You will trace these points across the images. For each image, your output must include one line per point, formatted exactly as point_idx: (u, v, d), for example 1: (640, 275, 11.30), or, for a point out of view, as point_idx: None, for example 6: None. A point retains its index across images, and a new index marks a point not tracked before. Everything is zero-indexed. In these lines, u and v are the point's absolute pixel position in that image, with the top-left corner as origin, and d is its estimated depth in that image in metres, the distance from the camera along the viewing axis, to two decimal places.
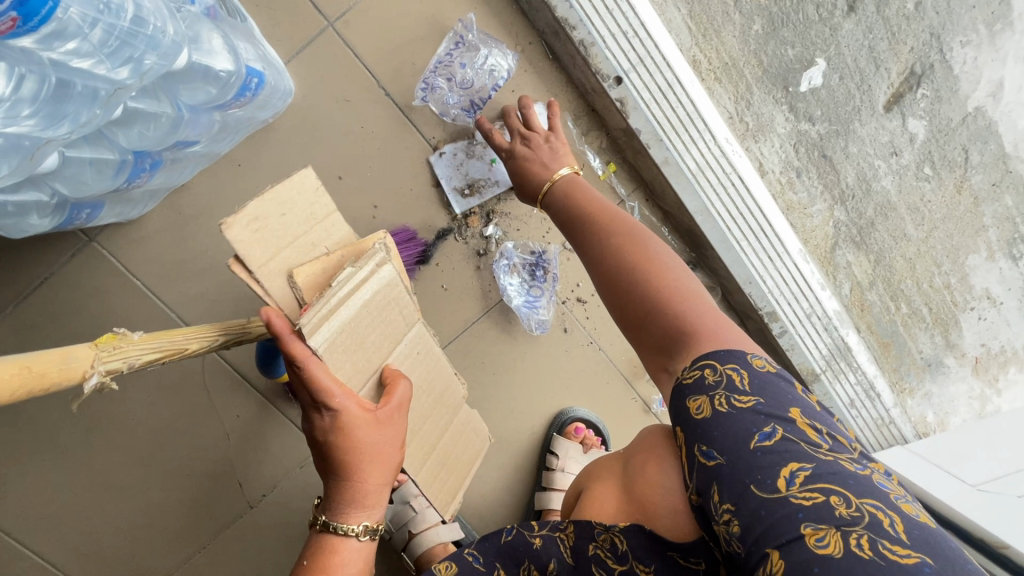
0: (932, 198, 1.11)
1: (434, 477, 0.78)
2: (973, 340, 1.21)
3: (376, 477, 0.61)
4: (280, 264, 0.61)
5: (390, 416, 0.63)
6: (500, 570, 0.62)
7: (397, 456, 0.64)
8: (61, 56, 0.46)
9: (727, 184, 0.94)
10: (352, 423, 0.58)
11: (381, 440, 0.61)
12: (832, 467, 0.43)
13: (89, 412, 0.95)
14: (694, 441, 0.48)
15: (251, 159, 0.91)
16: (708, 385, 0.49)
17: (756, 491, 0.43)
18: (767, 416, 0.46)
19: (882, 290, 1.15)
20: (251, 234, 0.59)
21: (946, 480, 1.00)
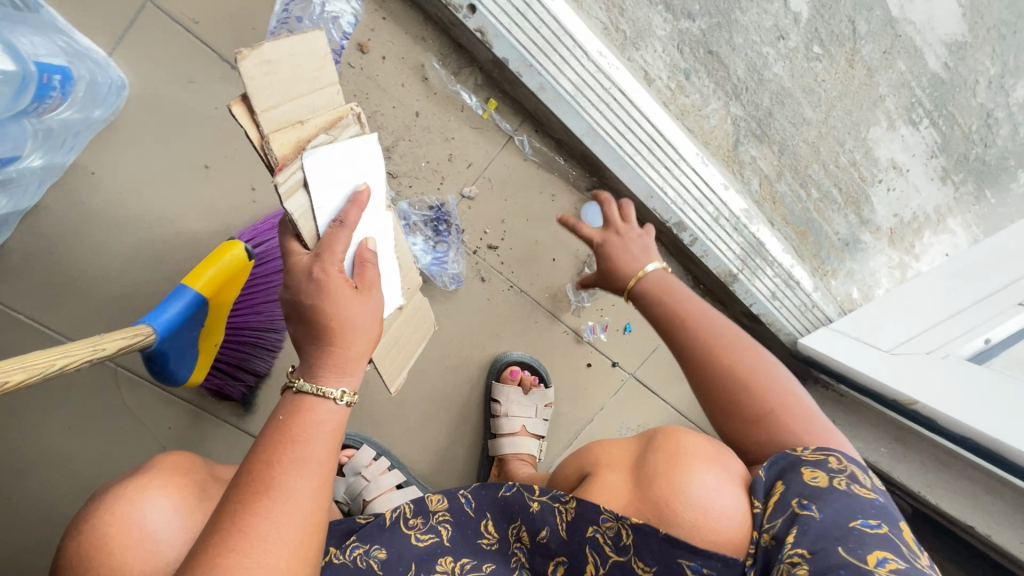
0: (826, 77, 1.10)
1: (386, 355, 0.79)
2: (885, 212, 1.24)
3: (358, 344, 0.57)
4: (280, 114, 0.56)
5: (369, 292, 0.60)
6: (489, 519, 0.69)
7: (378, 331, 0.60)
8: None
9: (609, 100, 0.92)
10: (337, 295, 0.56)
11: (364, 313, 0.57)
12: (926, 573, 0.44)
13: (14, 453, 0.93)
14: (796, 493, 0.50)
15: (105, 164, 0.85)
16: (831, 467, 0.51)
17: (842, 552, 0.45)
18: (877, 513, 0.48)
19: (790, 180, 1.15)
20: (263, 76, 0.54)
21: (864, 351, 1.05)
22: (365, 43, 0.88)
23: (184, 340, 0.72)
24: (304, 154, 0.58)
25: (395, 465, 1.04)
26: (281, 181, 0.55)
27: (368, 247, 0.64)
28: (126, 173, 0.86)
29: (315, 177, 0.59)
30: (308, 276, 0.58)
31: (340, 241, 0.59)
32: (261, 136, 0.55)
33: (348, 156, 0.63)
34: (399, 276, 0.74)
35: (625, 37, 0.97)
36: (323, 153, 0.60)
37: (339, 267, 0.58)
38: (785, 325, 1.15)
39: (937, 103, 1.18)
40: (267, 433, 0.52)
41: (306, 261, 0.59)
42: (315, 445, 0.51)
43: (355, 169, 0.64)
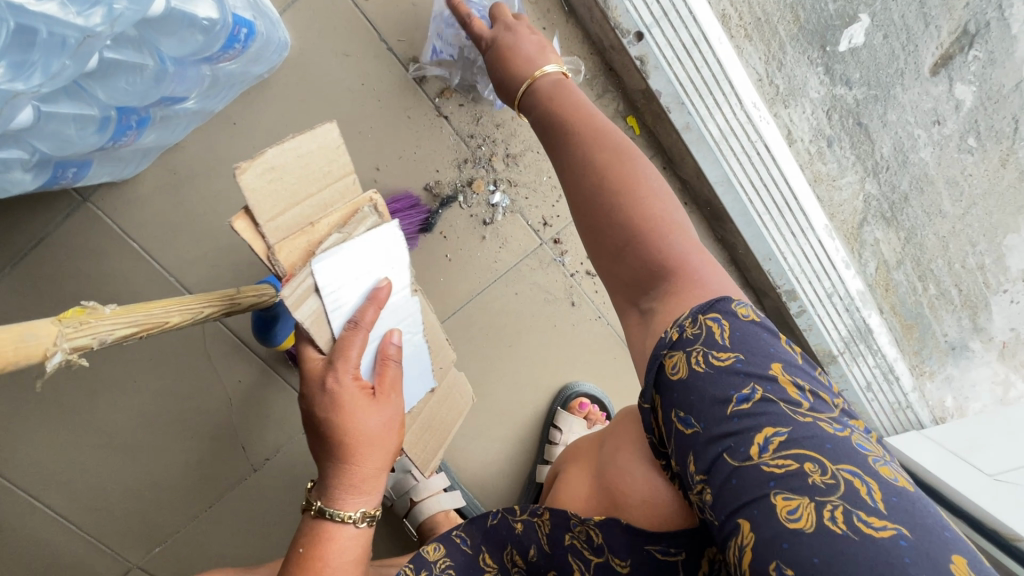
0: (974, 172, 1.03)
1: (417, 440, 0.78)
2: (1002, 324, 1.16)
3: (372, 460, 0.59)
4: (290, 220, 0.60)
5: (387, 396, 0.62)
6: (485, 555, 0.61)
7: (395, 438, 0.62)
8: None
9: (752, 153, 0.88)
10: (350, 404, 0.58)
11: (379, 423, 0.59)
12: (810, 429, 0.38)
13: (94, 374, 0.95)
14: (671, 405, 0.42)
15: (248, 118, 0.87)
16: (686, 339, 0.42)
17: (728, 458, 0.39)
18: (746, 376, 0.40)
19: (910, 270, 1.08)
20: (265, 182, 0.58)
21: (962, 469, 0.96)
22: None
23: (295, 306, 0.73)
24: (312, 261, 0.60)
25: (443, 470, 1.02)
26: (287, 292, 0.59)
27: (392, 342, 0.66)
28: (265, 132, 0.88)
29: (324, 281, 0.61)
30: (322, 385, 0.59)
31: (355, 346, 0.60)
32: (268, 248, 0.59)
33: (364, 253, 0.64)
34: (426, 358, 0.75)
35: (778, 91, 0.93)
36: (333, 258, 0.62)
37: (353, 373, 0.60)
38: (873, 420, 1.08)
39: None
40: (296, 565, 0.55)
41: (320, 368, 0.60)
42: (341, 573, 0.56)
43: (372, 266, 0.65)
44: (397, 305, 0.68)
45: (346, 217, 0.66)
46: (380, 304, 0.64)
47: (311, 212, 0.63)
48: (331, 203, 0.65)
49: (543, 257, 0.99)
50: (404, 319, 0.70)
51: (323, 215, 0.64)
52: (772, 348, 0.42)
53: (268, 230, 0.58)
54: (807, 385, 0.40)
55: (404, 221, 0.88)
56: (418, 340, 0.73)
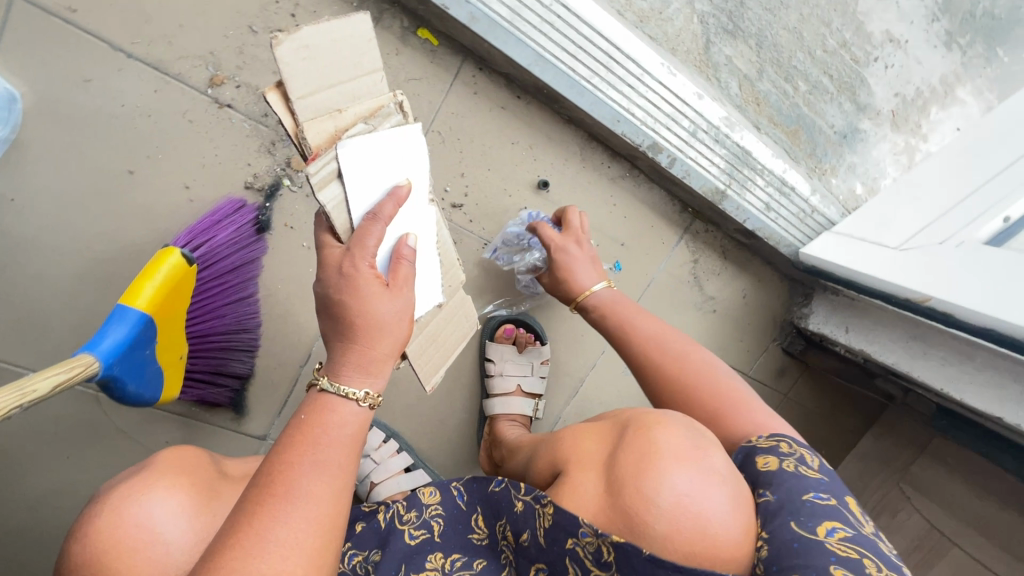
0: None
1: (422, 353, 0.70)
2: (885, 93, 1.12)
3: (383, 345, 0.55)
4: (319, 104, 0.55)
5: (400, 288, 0.57)
6: (478, 513, 0.67)
7: (406, 333, 0.57)
8: None
9: (552, 19, 0.82)
10: (364, 288, 0.54)
11: (391, 311, 0.55)
12: (867, 539, 0.49)
13: (13, 492, 0.91)
14: (757, 486, 0.56)
15: (20, 185, 0.77)
16: (781, 450, 0.58)
17: (795, 527, 0.50)
18: (826, 488, 0.54)
19: (773, 75, 1.03)
20: (302, 58, 0.53)
21: (870, 253, 0.98)
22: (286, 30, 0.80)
23: (140, 360, 0.69)
24: (338, 144, 0.56)
25: (404, 448, 1.03)
26: (313, 172, 0.54)
27: (406, 245, 0.60)
28: (47, 192, 0.78)
29: (348, 166, 0.56)
30: (339, 270, 0.55)
31: (373, 235, 0.56)
32: (296, 125, 0.54)
33: (374, 138, 0.59)
34: (437, 270, 0.68)
35: None
36: (356, 143, 0.57)
37: (370, 262, 0.55)
38: (785, 237, 1.07)
39: None
40: (289, 434, 0.50)
41: (338, 255, 0.56)
42: (332, 451, 0.50)
43: (394, 153, 0.60)
44: (419, 206, 0.63)
45: (371, 112, 0.61)
46: (401, 202, 0.59)
47: (339, 99, 0.57)
48: (357, 94, 0.59)
49: None
50: (420, 222, 0.64)
51: (349, 104, 0.59)
52: (849, 490, 0.56)
53: (299, 108, 0.53)
54: (873, 525, 0.53)
55: (230, 226, 0.82)
56: (433, 251, 0.67)
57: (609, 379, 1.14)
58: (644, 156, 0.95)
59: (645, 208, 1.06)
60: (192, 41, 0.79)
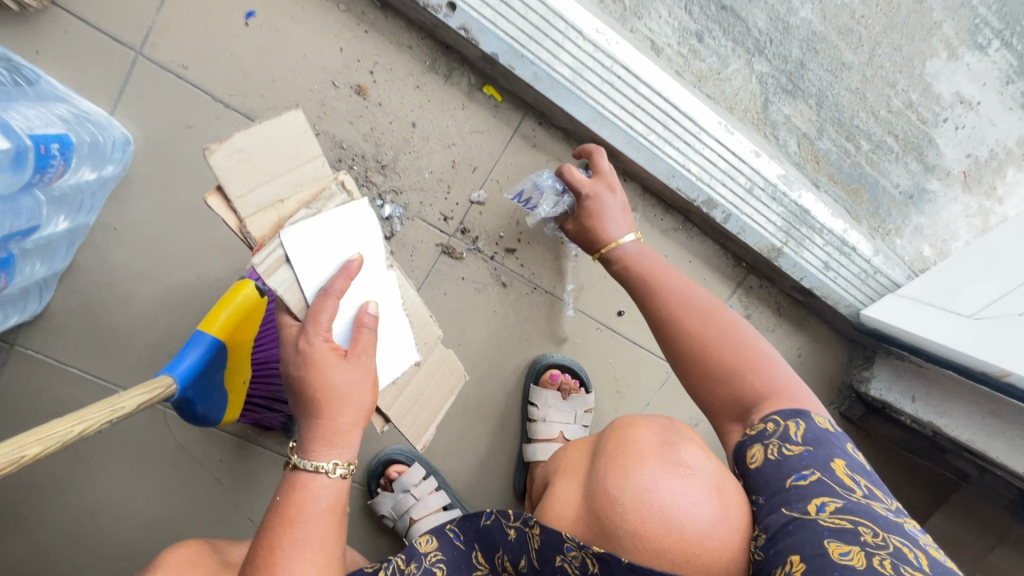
0: (866, 13, 0.97)
1: (406, 412, 0.70)
2: (955, 155, 1.08)
3: (349, 414, 0.56)
4: (261, 198, 0.59)
5: (361, 354, 0.58)
6: (478, 553, 0.64)
7: (369, 399, 0.58)
8: None
9: (612, 80, 0.86)
10: (322, 360, 0.55)
11: (353, 382, 0.56)
12: (861, 505, 0.50)
13: (87, 498, 0.99)
14: (751, 486, 0.56)
15: (126, 218, 0.87)
16: (767, 434, 0.57)
17: (787, 510, 0.51)
18: (809, 462, 0.54)
19: (834, 134, 1.02)
20: (236, 164, 0.58)
21: (942, 320, 0.93)
22: (364, 86, 0.88)
23: (208, 386, 0.74)
24: (281, 232, 0.59)
25: (443, 487, 1.04)
26: (258, 261, 0.57)
27: (367, 311, 0.61)
28: (146, 225, 0.88)
29: (297, 252, 0.59)
30: (296, 347, 0.57)
31: (327, 310, 0.57)
32: (239, 221, 0.58)
33: (320, 220, 0.61)
34: (408, 330, 0.69)
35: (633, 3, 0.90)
36: (303, 228, 0.60)
37: (326, 335, 0.57)
38: (844, 297, 1.03)
39: (1006, 21, 1.03)
40: (271, 517, 0.52)
41: (295, 332, 0.58)
42: (315, 525, 0.52)
43: (336, 228, 0.62)
44: (378, 275, 0.65)
45: (314, 195, 0.63)
46: (353, 275, 0.60)
47: (283, 189, 0.61)
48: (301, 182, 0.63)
49: (457, 249, 0.96)
50: (382, 289, 0.65)
51: (294, 192, 0.62)
52: (841, 451, 0.56)
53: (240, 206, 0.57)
54: (860, 479, 0.53)
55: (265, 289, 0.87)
56: (399, 314, 0.67)
57: None
58: (698, 211, 0.95)
59: (698, 262, 1.04)
60: (282, 94, 0.86)
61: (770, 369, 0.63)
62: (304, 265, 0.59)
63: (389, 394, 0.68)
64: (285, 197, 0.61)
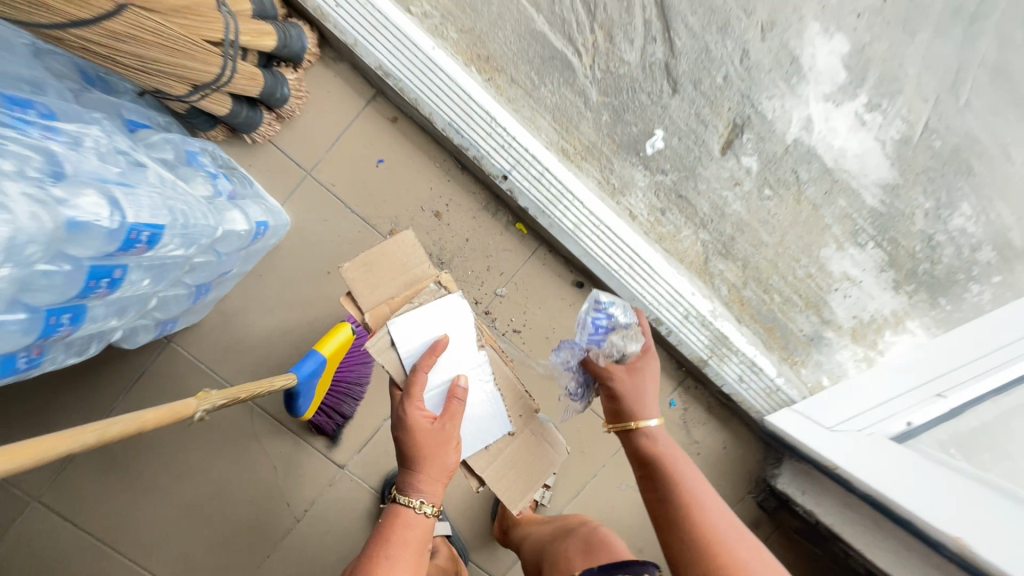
0: (778, 211, 1.44)
1: (500, 475, 1.00)
2: (845, 314, 1.50)
3: (432, 468, 0.89)
4: (377, 297, 0.95)
5: (444, 428, 0.91)
6: None
7: (448, 457, 0.90)
8: (163, 252, 0.85)
9: (599, 232, 1.32)
10: (415, 426, 0.89)
11: (434, 443, 0.89)
12: None
13: (185, 458, 1.39)
14: None
15: (268, 270, 1.32)
16: None
17: None
18: None
19: (754, 287, 1.45)
20: (361, 274, 0.94)
21: (810, 426, 1.33)
22: (441, 211, 1.35)
23: (308, 388, 1.14)
24: (388, 322, 0.94)
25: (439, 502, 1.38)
26: (373, 341, 0.93)
27: (455, 389, 0.94)
28: (279, 277, 1.32)
29: (399, 337, 0.93)
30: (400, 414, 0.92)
31: (421, 388, 0.91)
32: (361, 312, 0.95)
33: (420, 313, 0.95)
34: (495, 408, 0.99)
35: (620, 184, 1.37)
36: (401, 319, 0.94)
37: (420, 410, 0.91)
38: (752, 404, 1.42)
39: (880, 229, 1.48)
40: (380, 531, 0.86)
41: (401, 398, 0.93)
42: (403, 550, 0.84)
43: (440, 318, 0.96)
44: (462, 358, 0.97)
45: (414, 292, 0.97)
46: (436, 354, 0.93)
47: (394, 291, 0.96)
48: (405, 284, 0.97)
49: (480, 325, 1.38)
50: (468, 369, 0.98)
51: (400, 292, 0.97)
52: None
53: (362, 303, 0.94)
54: None
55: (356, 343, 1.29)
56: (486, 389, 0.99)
57: (605, 486, 1.46)
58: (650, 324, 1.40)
59: None
60: (387, 209, 1.34)
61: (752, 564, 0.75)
62: (412, 344, 0.94)
63: (483, 458, 1.00)
64: (393, 293, 0.96)
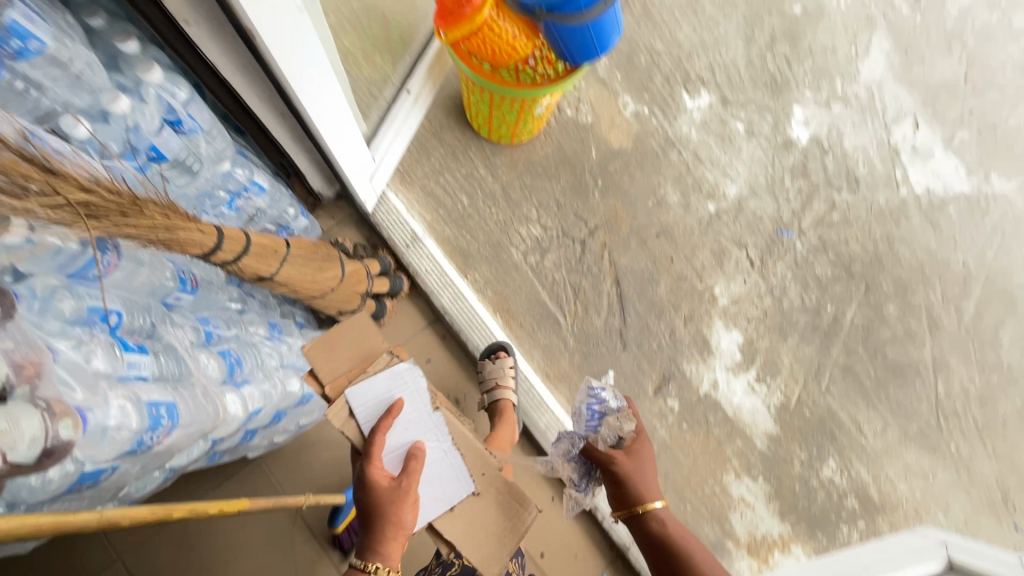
0: (692, 441, 2.04)
1: (465, 541, 1.32)
2: (742, 531, 1.98)
3: (387, 527, 1.21)
4: (334, 365, 1.31)
5: (399, 487, 1.25)
6: None
7: (402, 511, 1.22)
8: (303, 409, 1.53)
9: (563, 435, 1.96)
10: (374, 486, 1.24)
11: (388, 500, 1.23)
12: None
13: (234, 547, 1.85)
14: None
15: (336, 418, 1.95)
16: None
17: None
18: None
19: (672, 496, 1.98)
20: (321, 345, 1.32)
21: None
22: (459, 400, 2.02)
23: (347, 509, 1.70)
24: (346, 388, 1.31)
25: None
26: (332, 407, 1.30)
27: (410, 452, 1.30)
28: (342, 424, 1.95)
29: (354, 400, 1.30)
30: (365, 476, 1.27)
31: (377, 451, 1.27)
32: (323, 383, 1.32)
33: (378, 382, 1.32)
34: (447, 469, 1.35)
35: None
36: (356, 386, 1.31)
37: (377, 469, 1.26)
38: None
39: (768, 468, 2.04)
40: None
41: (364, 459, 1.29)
42: None
43: (396, 389, 1.34)
44: (408, 430, 1.34)
45: (368, 362, 1.35)
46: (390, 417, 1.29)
47: (356, 364, 1.34)
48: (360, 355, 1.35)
49: None
50: (421, 435, 1.35)
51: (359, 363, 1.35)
52: None
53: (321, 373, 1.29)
54: None
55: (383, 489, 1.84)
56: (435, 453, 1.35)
57: None
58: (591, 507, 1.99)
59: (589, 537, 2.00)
60: None
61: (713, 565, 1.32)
62: (377, 407, 1.31)
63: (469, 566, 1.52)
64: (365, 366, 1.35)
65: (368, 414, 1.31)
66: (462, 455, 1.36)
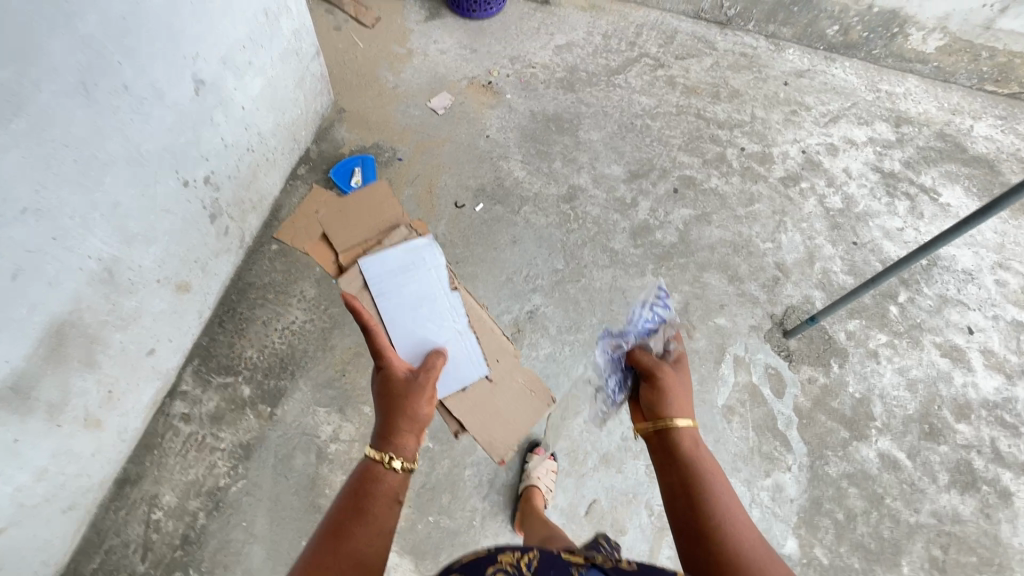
0: None
1: (489, 424, 2.07)
2: None
3: (414, 412, 1.50)
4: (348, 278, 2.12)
5: (425, 378, 1.59)
6: None
7: (430, 405, 1.58)
8: None
9: None
10: (391, 364, 1.56)
11: (411, 382, 1.55)
12: None
13: None
14: None
15: None
16: None
17: None
18: None
19: None
20: (331, 240, 2.23)
21: None
22: None
23: None
24: (363, 270, 2.10)
25: None
26: (356, 293, 2.09)
27: (439, 354, 1.91)
28: None
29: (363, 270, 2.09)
30: (381, 364, 1.56)
31: (382, 337, 1.62)
32: (357, 295, 2.09)
33: (402, 261, 2.19)
34: (470, 343, 2.12)
35: None
36: (365, 271, 2.10)
37: (393, 356, 1.61)
38: None
39: None
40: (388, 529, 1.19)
41: (381, 353, 1.59)
42: None
43: (411, 263, 2.19)
44: (443, 297, 2.13)
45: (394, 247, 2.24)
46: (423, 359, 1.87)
47: (412, 258, 2.22)
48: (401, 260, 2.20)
49: None
50: (451, 299, 2.14)
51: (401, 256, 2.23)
52: None
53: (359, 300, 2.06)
54: None
55: None
56: (457, 317, 2.12)
57: None
58: None
59: None
60: None
61: (737, 513, 1.24)
62: (390, 294, 2.10)
63: None
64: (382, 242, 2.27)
65: (391, 306, 2.08)
66: (483, 349, 2.13)
